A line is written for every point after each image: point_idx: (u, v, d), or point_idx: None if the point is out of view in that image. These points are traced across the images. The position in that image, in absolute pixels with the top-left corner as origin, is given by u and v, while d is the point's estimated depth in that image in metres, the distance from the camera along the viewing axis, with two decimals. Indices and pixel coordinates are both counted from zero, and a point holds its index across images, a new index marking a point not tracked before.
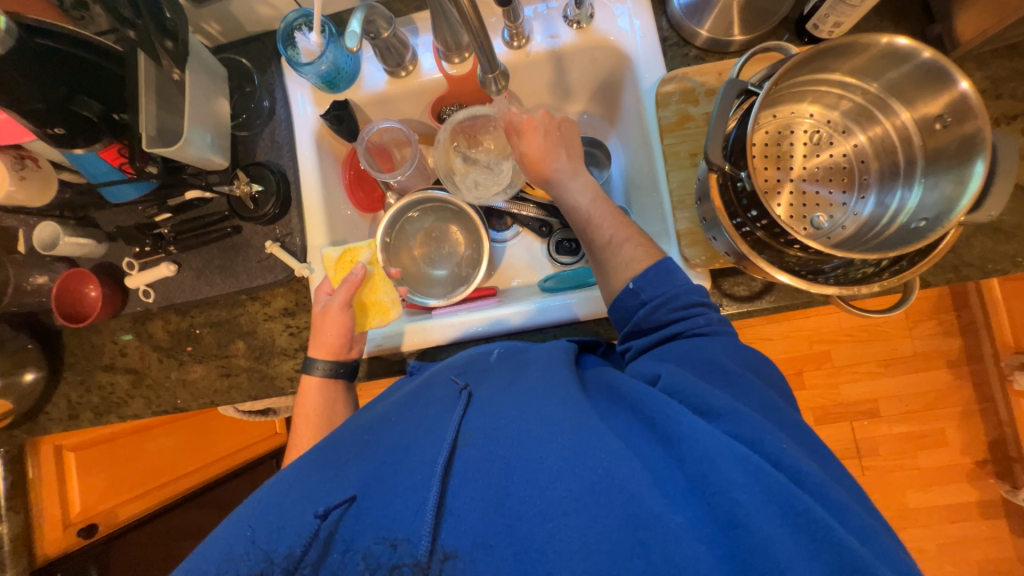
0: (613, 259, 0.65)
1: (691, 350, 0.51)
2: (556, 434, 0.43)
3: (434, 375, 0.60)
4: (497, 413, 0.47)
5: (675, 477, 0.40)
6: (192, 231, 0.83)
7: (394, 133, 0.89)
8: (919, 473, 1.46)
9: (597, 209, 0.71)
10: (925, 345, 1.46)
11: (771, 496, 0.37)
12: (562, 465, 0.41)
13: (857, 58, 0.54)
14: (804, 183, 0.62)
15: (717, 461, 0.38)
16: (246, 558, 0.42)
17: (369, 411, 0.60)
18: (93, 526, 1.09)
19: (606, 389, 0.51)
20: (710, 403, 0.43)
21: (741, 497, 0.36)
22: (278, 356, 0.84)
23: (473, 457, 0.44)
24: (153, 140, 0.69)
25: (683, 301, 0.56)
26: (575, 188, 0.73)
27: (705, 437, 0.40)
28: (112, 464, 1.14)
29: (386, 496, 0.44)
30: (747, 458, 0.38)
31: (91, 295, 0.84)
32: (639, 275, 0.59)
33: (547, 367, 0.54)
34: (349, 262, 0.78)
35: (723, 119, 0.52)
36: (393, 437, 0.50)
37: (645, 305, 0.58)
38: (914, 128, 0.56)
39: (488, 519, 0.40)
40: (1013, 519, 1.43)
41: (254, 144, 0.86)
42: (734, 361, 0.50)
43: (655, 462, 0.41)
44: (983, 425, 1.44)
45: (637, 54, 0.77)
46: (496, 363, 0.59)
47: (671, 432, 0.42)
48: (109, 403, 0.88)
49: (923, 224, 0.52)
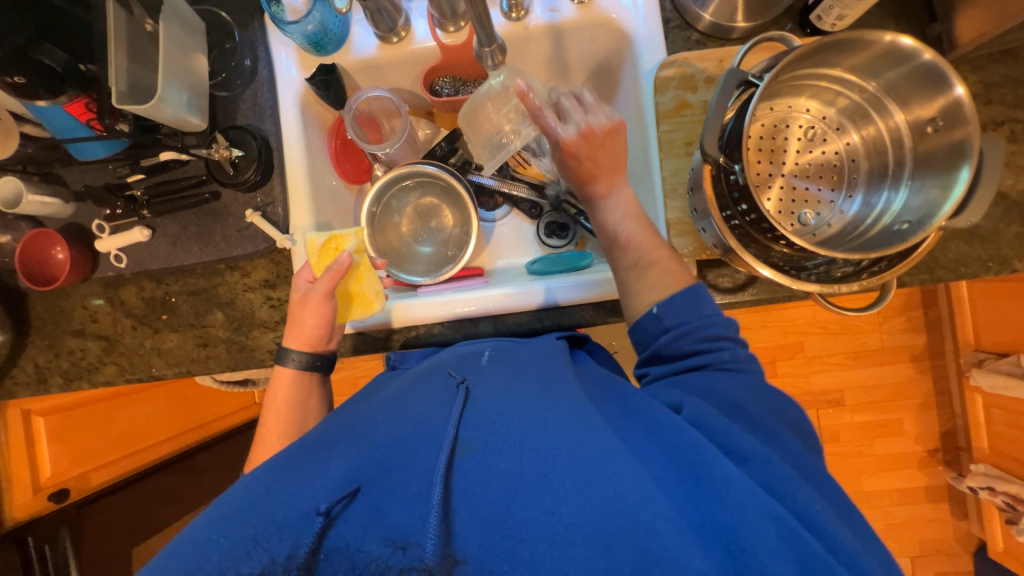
0: (639, 280, 0.63)
1: (712, 382, 0.53)
2: (567, 455, 0.44)
3: (431, 368, 0.65)
4: (503, 422, 0.48)
5: (693, 515, 0.41)
6: (167, 194, 0.79)
7: (384, 102, 0.85)
8: (876, 459, 1.55)
9: (632, 231, 0.65)
10: (893, 340, 1.52)
11: (789, 544, 0.39)
12: (573, 489, 0.42)
13: (857, 55, 0.54)
14: (795, 179, 0.62)
15: (751, 516, 0.40)
16: (245, 556, 0.42)
17: (364, 407, 0.60)
18: (66, 491, 1.07)
19: (618, 414, 0.52)
20: (737, 445, 0.46)
21: (764, 545, 0.38)
22: (258, 328, 0.82)
23: (474, 468, 0.45)
24: (125, 96, 0.65)
25: (705, 332, 0.56)
26: (610, 204, 0.67)
27: (736, 484, 0.41)
28: (86, 429, 1.11)
29: (385, 500, 0.44)
30: (781, 518, 0.40)
31: (59, 258, 0.80)
32: (665, 301, 0.59)
33: (558, 386, 0.55)
34: (333, 250, 0.75)
35: (721, 109, 0.52)
36: (377, 434, 0.51)
37: (667, 332, 0.58)
38: (906, 130, 0.56)
39: (492, 537, 0.41)
40: (955, 503, 1.54)
41: (234, 106, 0.81)
42: (758, 406, 0.52)
43: (675, 498, 0.43)
44: (938, 417, 1.53)
45: (638, 35, 0.75)
46: (488, 365, 0.63)
47: (705, 478, 0.43)
48: (79, 369, 0.85)
49: (905, 227, 0.53)
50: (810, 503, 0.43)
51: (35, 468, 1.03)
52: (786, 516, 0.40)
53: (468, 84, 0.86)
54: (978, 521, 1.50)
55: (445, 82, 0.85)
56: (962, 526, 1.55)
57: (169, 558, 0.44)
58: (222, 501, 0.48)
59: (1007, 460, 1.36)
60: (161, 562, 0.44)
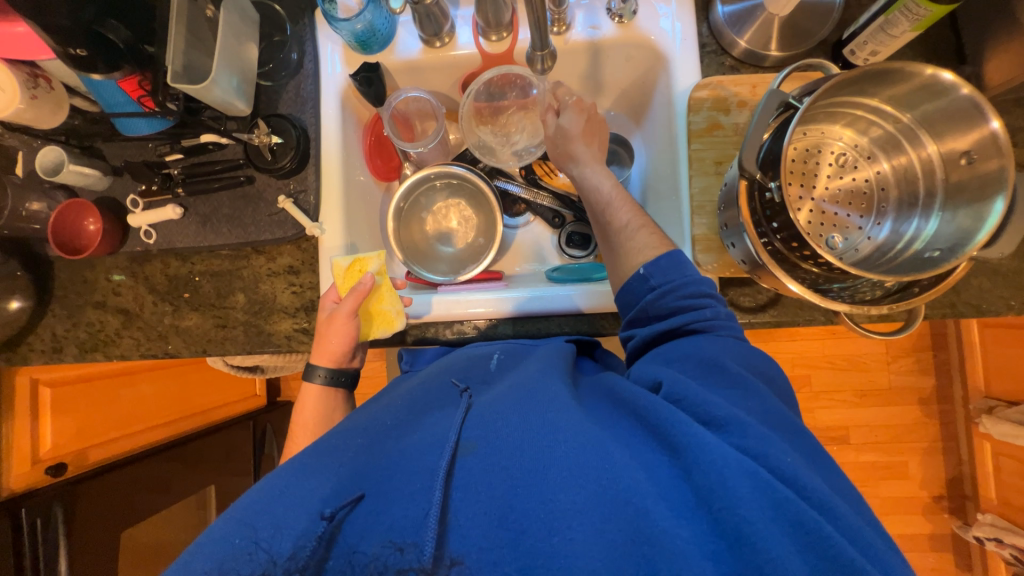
0: (627, 241, 0.66)
1: (689, 348, 0.53)
2: (561, 444, 0.44)
3: (433, 375, 0.65)
4: (500, 420, 0.48)
5: (681, 490, 0.41)
6: (203, 175, 0.81)
7: (421, 103, 0.88)
8: (880, 501, 1.52)
9: (618, 195, 0.71)
10: (902, 380, 1.51)
11: (777, 509, 0.38)
12: (567, 477, 0.42)
13: (894, 86, 0.56)
14: (825, 203, 0.63)
15: (723, 472, 0.39)
16: (248, 557, 0.41)
17: (373, 411, 0.59)
18: (64, 465, 1.05)
19: (607, 399, 0.52)
20: (713, 413, 0.45)
21: (748, 508, 0.37)
22: (278, 313, 0.83)
23: (475, 465, 0.44)
24: (179, 76, 0.68)
25: (688, 291, 0.58)
26: (592, 170, 0.74)
27: (714, 449, 0.41)
28: (90, 404, 1.12)
29: (391, 499, 0.44)
30: (755, 471, 0.39)
31: (90, 229, 0.82)
32: (651, 261, 0.60)
33: (546, 378, 0.55)
34: (358, 271, 0.76)
35: (760, 128, 0.53)
36: (391, 444, 0.51)
37: (652, 291, 0.60)
38: (938, 161, 0.58)
39: (493, 534, 0.40)
40: (960, 553, 1.51)
41: (277, 96, 0.84)
42: (733, 360, 0.52)
43: (664, 477, 0.42)
44: (945, 462, 1.51)
45: (674, 56, 0.77)
46: (495, 372, 0.64)
47: (678, 443, 0.43)
48: (96, 341, 0.85)
49: (937, 254, 0.54)
50: (791, 458, 0.42)
51: (36, 439, 1.02)
52: (765, 475, 0.39)
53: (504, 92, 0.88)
54: (983, 574, 1.46)
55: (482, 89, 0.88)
56: None
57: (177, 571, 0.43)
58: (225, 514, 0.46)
59: (1015, 512, 1.33)
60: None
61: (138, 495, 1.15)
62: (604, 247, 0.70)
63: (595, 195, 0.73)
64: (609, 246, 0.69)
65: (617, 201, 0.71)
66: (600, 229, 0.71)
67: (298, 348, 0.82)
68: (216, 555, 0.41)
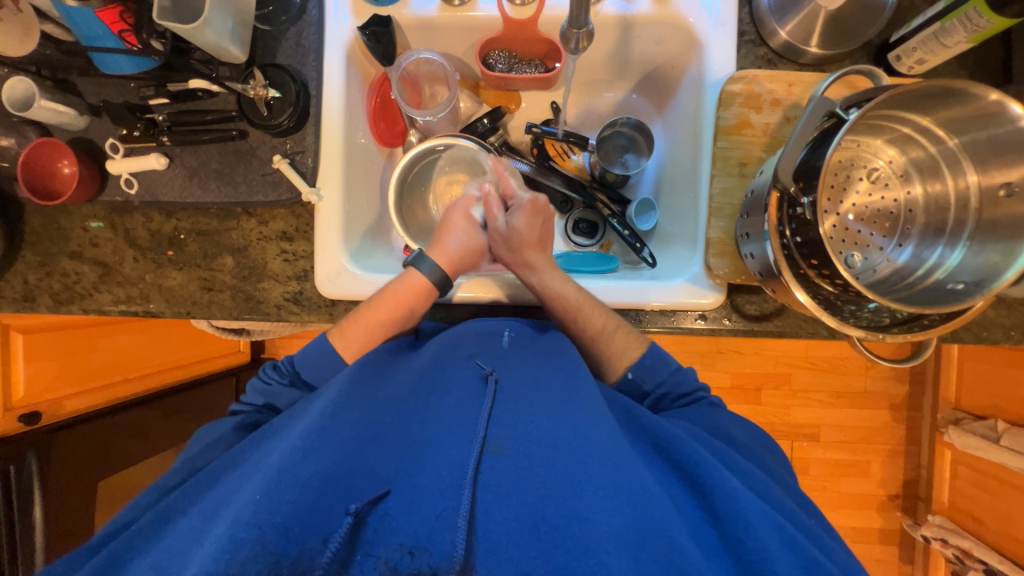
0: (605, 348, 0.64)
1: (692, 412, 0.60)
2: (596, 460, 0.43)
3: (447, 349, 0.59)
4: (529, 423, 0.47)
5: (707, 530, 0.43)
6: (191, 125, 0.75)
7: (432, 66, 0.82)
8: (840, 495, 1.59)
9: (580, 300, 0.66)
10: (877, 386, 1.55)
11: (806, 565, 0.39)
12: (601, 496, 0.41)
13: (951, 108, 0.54)
14: (849, 219, 0.63)
15: (753, 521, 0.41)
16: (255, 558, 0.36)
17: (385, 383, 0.55)
18: (37, 414, 1.01)
19: (628, 418, 0.53)
20: (739, 464, 0.51)
21: (779, 558, 0.39)
22: (268, 280, 0.79)
23: (505, 468, 0.44)
24: (166, 12, 0.64)
25: (678, 390, 0.62)
26: (554, 275, 0.68)
27: (741, 496, 0.43)
28: (68, 354, 1.06)
29: (416, 497, 0.42)
30: (781, 525, 0.41)
31: (64, 173, 0.75)
32: (635, 365, 0.63)
33: (575, 375, 0.53)
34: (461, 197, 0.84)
35: (802, 137, 0.51)
36: (415, 431, 0.48)
37: (646, 397, 0.63)
38: (976, 191, 0.57)
39: (525, 545, 0.40)
40: (904, 547, 1.60)
41: (276, 43, 0.77)
42: (743, 434, 0.59)
43: (690, 513, 0.44)
44: (905, 464, 1.57)
45: (710, 42, 0.72)
46: (509, 350, 0.59)
47: (705, 483, 0.45)
48: (72, 293, 0.80)
49: (960, 288, 0.55)
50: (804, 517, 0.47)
51: (8, 386, 0.97)
52: (790, 528, 0.42)
53: (523, 62, 0.82)
54: (922, 567, 1.56)
55: (500, 56, 0.81)
56: (907, 570, 1.60)
57: (180, 541, 0.40)
58: (235, 490, 0.42)
59: (963, 515, 1.40)
60: (162, 559, 0.39)
61: (112, 444, 1.13)
62: (576, 345, 0.68)
63: (559, 302, 0.67)
64: (585, 348, 0.66)
65: (583, 307, 0.65)
66: (570, 336, 0.67)
67: (286, 318, 0.79)
68: (216, 544, 0.36)
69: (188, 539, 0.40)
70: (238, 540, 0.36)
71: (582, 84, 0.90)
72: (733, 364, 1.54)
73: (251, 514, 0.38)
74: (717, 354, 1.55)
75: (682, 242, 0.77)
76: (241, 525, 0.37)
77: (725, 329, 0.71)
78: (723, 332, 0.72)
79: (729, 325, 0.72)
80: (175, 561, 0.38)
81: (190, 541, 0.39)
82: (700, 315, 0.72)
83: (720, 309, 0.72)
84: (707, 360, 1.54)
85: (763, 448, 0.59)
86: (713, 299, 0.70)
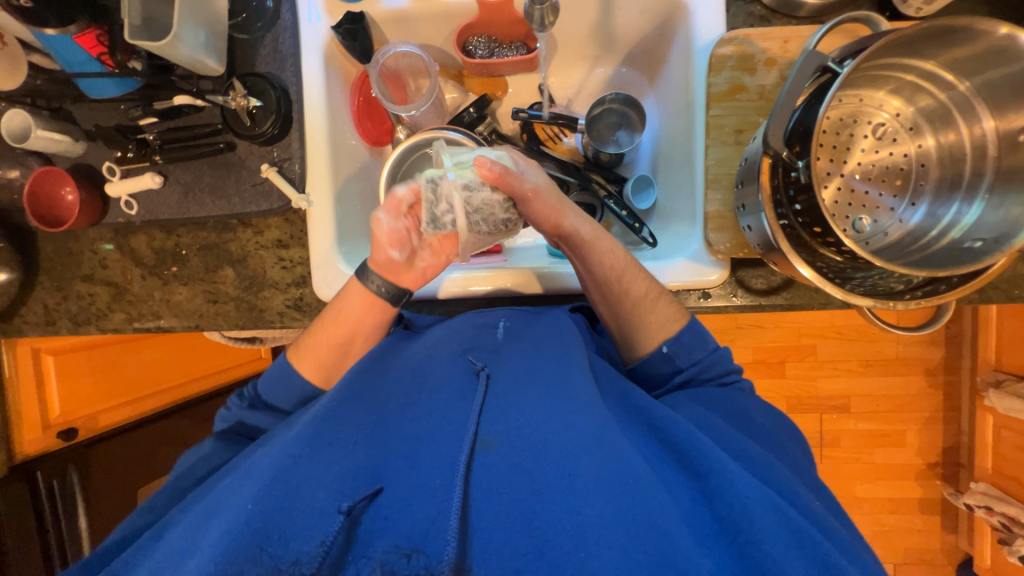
0: (647, 314, 0.61)
1: (715, 395, 0.58)
2: (587, 449, 0.43)
3: (439, 343, 0.58)
4: (521, 416, 0.47)
5: (701, 515, 0.41)
6: (181, 142, 0.76)
7: (412, 59, 0.81)
8: (875, 467, 1.53)
9: (625, 262, 0.62)
10: (909, 351, 1.47)
11: (806, 552, 0.38)
12: (593, 487, 0.41)
13: (961, 48, 0.50)
14: (856, 180, 0.59)
15: (750, 503, 0.40)
16: (255, 562, 0.38)
17: (377, 386, 0.55)
18: (74, 431, 1.06)
19: (623, 400, 0.51)
20: (744, 449, 0.48)
21: (777, 545, 0.37)
22: (269, 289, 0.80)
23: (496, 464, 0.43)
24: (138, 30, 0.66)
25: (712, 372, 0.60)
26: (596, 241, 0.61)
27: (739, 480, 0.41)
28: (95, 371, 1.09)
29: (408, 498, 0.42)
30: (779, 507, 0.40)
31: (68, 199, 0.77)
32: (673, 338, 0.60)
33: (567, 363, 0.52)
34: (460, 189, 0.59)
35: (793, 97, 0.48)
36: (407, 429, 0.48)
37: (679, 373, 0.61)
38: (994, 138, 0.52)
39: (516, 540, 0.39)
40: (947, 517, 1.54)
41: (254, 51, 0.77)
42: (761, 415, 0.57)
43: (684, 497, 0.43)
44: (944, 431, 1.50)
45: (696, 4, 0.68)
46: (504, 344, 0.58)
47: (702, 467, 0.43)
48: (88, 315, 0.83)
49: (978, 245, 0.51)
50: (815, 503, 0.45)
51: (44, 407, 1.01)
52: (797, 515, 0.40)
53: (504, 46, 0.80)
54: (967, 536, 1.49)
55: (480, 42, 0.79)
56: (951, 540, 1.54)
57: (173, 548, 0.41)
58: (230, 495, 0.43)
59: (1010, 482, 1.33)
60: (159, 564, 0.40)
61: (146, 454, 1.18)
62: (613, 313, 0.63)
63: (603, 263, 0.61)
64: (624, 316, 0.62)
65: (630, 269, 0.62)
66: (609, 301, 0.62)
67: (290, 325, 0.80)
68: (214, 553, 0.37)
69: (182, 549, 0.40)
70: (230, 546, 0.38)
71: (568, 63, 0.86)
72: (753, 339, 1.49)
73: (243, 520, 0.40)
74: (736, 330, 1.49)
75: (682, 218, 0.74)
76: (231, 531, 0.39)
77: (731, 307, 0.68)
78: (729, 310, 0.70)
79: (735, 302, 0.69)
80: (171, 565, 0.39)
81: (185, 545, 0.41)
82: (703, 294, 0.69)
83: (725, 287, 0.69)
84: (726, 337, 1.49)
85: (782, 431, 0.57)
86: (716, 275, 0.67)
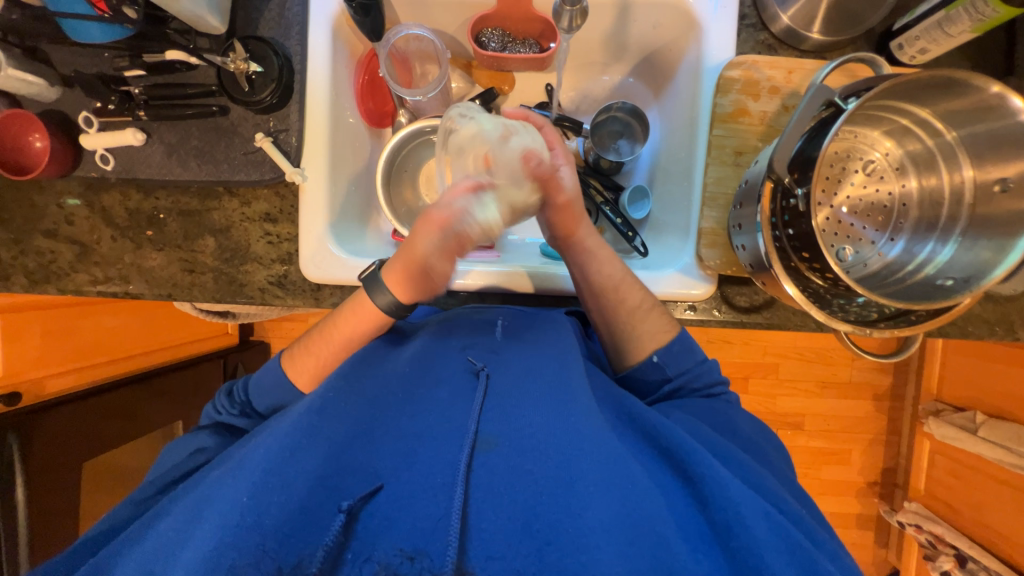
0: (639, 322, 0.64)
1: (704, 406, 0.60)
2: (586, 453, 0.43)
3: (440, 340, 0.58)
4: (523, 418, 0.47)
5: (696, 521, 0.43)
6: (170, 99, 0.72)
7: (422, 43, 0.79)
8: (821, 482, 1.62)
9: (622, 275, 0.65)
10: (861, 376, 1.57)
11: (791, 554, 0.40)
12: (594, 491, 0.41)
13: (953, 99, 0.53)
14: (843, 212, 0.63)
15: (742, 512, 0.41)
16: (256, 565, 0.37)
17: (375, 376, 0.54)
18: (17, 394, 0.97)
19: (618, 408, 0.53)
20: (735, 456, 0.51)
21: (767, 547, 0.40)
22: (252, 263, 0.77)
23: (496, 464, 0.43)
24: None
25: (700, 382, 0.62)
26: (597, 252, 0.65)
27: (731, 488, 0.43)
28: (50, 334, 1.02)
29: (408, 495, 0.42)
30: (770, 514, 0.42)
31: (36, 146, 0.72)
32: (665, 348, 0.62)
33: (565, 368, 0.53)
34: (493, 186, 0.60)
35: (800, 126, 0.50)
36: (406, 423, 0.48)
37: (668, 381, 0.62)
38: (971, 187, 0.56)
39: (518, 542, 0.39)
40: (879, 532, 1.65)
41: (258, 13, 0.74)
42: (747, 428, 0.59)
43: (679, 503, 0.44)
44: (885, 452, 1.60)
45: (710, 24, 0.70)
46: (503, 342, 0.58)
47: (693, 472, 0.45)
48: (47, 273, 0.77)
49: (950, 283, 0.56)
50: (802, 511, 0.48)
51: None
52: (783, 522, 0.42)
53: (517, 42, 0.79)
54: (896, 551, 1.61)
55: (494, 34, 0.78)
56: (882, 554, 1.66)
57: (164, 540, 0.40)
58: (221, 488, 0.42)
59: (938, 503, 1.43)
60: (144, 560, 0.39)
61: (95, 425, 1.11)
62: (606, 321, 0.65)
63: (602, 274, 0.65)
64: (616, 324, 0.64)
65: (625, 282, 0.64)
66: (603, 310, 0.65)
67: (271, 303, 0.77)
68: (206, 551, 0.37)
69: (170, 543, 0.40)
70: (231, 548, 0.37)
71: (578, 66, 0.87)
72: (721, 354, 1.55)
73: (239, 517, 0.39)
74: (707, 344, 1.54)
75: (675, 232, 0.76)
76: (230, 527, 0.38)
77: (714, 321, 0.70)
78: (711, 323, 0.72)
79: (718, 317, 0.71)
80: (161, 562, 0.38)
81: (178, 538, 0.40)
82: (689, 306, 0.71)
83: (710, 301, 0.71)
84: None
85: (770, 439, 0.60)
86: (704, 289, 0.70)
